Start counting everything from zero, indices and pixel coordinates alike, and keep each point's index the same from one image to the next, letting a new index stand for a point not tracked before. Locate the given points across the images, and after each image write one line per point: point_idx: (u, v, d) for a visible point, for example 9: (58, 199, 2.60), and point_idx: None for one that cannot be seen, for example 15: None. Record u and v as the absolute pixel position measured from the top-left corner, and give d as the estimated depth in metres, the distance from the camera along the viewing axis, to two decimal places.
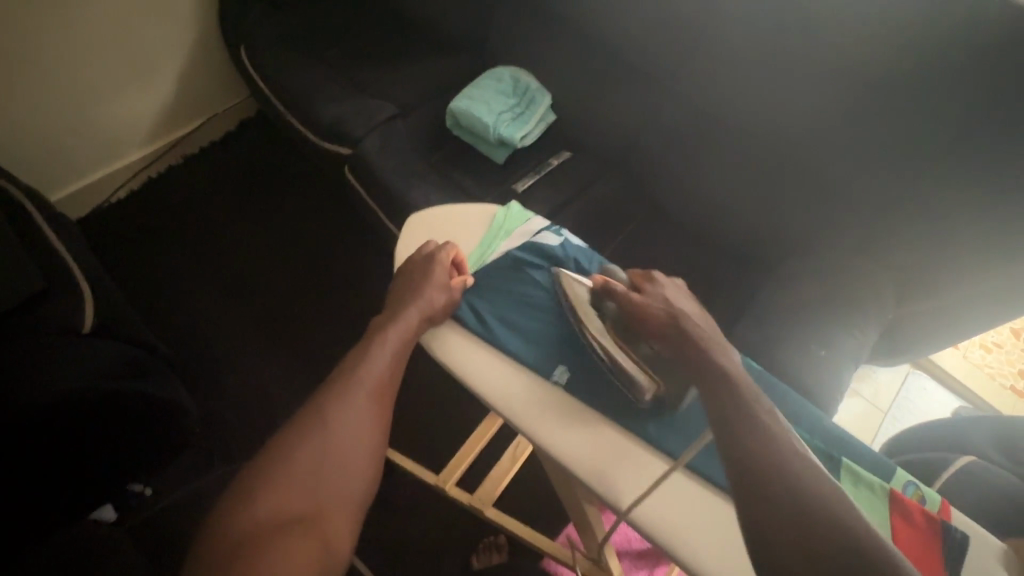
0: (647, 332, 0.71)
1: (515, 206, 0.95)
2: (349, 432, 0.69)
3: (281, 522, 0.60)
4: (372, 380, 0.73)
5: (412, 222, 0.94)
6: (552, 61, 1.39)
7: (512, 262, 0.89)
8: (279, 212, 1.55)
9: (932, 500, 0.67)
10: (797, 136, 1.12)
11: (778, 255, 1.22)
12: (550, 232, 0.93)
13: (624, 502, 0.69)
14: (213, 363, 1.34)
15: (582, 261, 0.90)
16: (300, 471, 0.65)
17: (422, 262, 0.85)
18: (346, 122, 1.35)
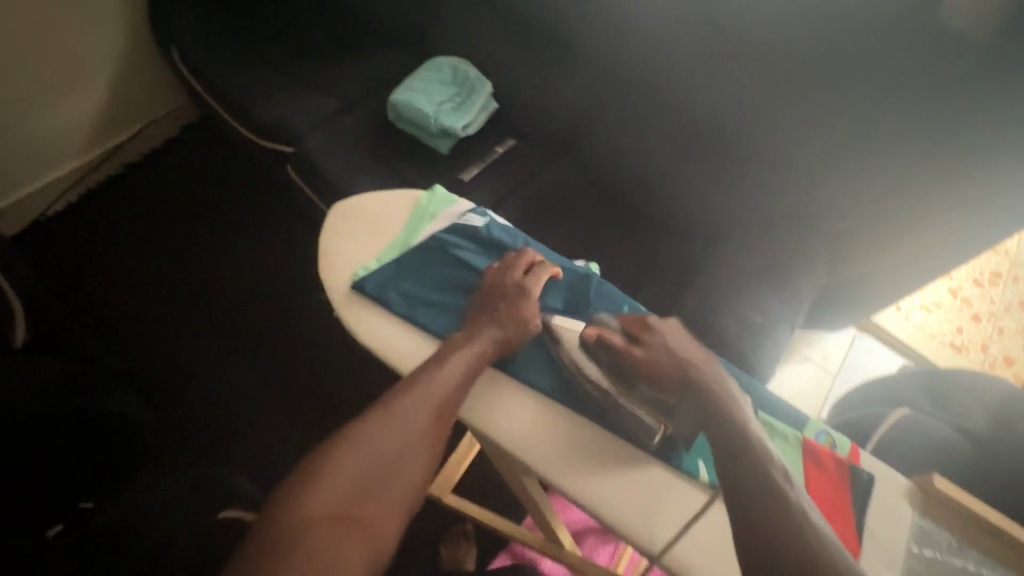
0: (648, 381, 0.75)
1: (439, 188, 0.94)
2: (410, 439, 0.68)
3: (334, 515, 0.61)
4: (437, 400, 0.72)
5: (338, 208, 0.92)
6: (491, 52, 1.39)
7: (438, 244, 0.89)
8: (229, 216, 1.52)
9: (842, 445, 0.74)
10: (726, 119, 1.17)
11: (719, 229, 1.25)
12: (474, 213, 0.93)
13: (659, 549, 0.71)
14: (172, 373, 1.31)
15: (507, 239, 0.90)
16: (356, 468, 0.65)
17: (513, 290, 0.82)
18: (289, 119, 1.32)
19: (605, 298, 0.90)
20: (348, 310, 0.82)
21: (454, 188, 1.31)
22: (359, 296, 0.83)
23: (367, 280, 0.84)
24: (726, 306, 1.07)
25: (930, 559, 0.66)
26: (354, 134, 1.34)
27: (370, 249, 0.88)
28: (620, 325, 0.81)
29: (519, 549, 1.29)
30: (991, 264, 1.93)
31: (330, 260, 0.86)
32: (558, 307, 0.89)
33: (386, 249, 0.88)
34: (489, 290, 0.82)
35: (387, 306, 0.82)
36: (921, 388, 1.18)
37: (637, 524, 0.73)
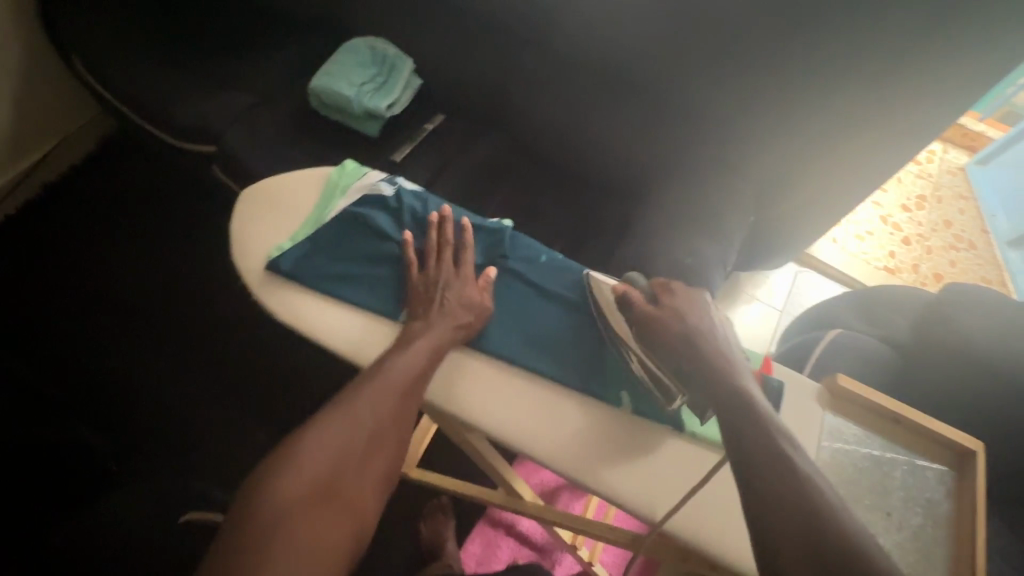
0: (665, 342, 0.73)
1: (348, 162, 0.92)
2: (386, 413, 0.70)
3: (313, 494, 0.62)
4: (403, 379, 0.73)
5: (247, 194, 0.89)
6: (406, 29, 1.37)
7: (351, 218, 0.87)
8: (162, 226, 1.48)
9: (756, 358, 0.78)
10: (643, 67, 1.19)
11: (649, 180, 1.28)
12: (384, 182, 0.91)
13: (659, 516, 0.73)
14: (125, 394, 1.28)
15: (419, 206, 0.89)
16: (330, 449, 0.66)
17: (451, 276, 0.83)
18: (204, 116, 1.28)
19: (524, 249, 0.92)
20: (265, 292, 0.81)
21: (387, 169, 1.30)
22: (277, 278, 0.82)
23: (282, 259, 0.82)
24: (661, 251, 1.10)
25: (840, 449, 0.71)
26: (276, 125, 1.31)
27: (283, 229, 0.86)
28: (648, 285, 0.80)
29: (497, 515, 1.32)
30: (914, 189, 2.03)
31: (243, 245, 0.84)
32: (479, 263, 0.90)
33: (299, 227, 0.86)
34: (428, 282, 0.82)
35: (304, 283, 0.81)
36: (850, 307, 1.25)
37: (640, 493, 0.74)
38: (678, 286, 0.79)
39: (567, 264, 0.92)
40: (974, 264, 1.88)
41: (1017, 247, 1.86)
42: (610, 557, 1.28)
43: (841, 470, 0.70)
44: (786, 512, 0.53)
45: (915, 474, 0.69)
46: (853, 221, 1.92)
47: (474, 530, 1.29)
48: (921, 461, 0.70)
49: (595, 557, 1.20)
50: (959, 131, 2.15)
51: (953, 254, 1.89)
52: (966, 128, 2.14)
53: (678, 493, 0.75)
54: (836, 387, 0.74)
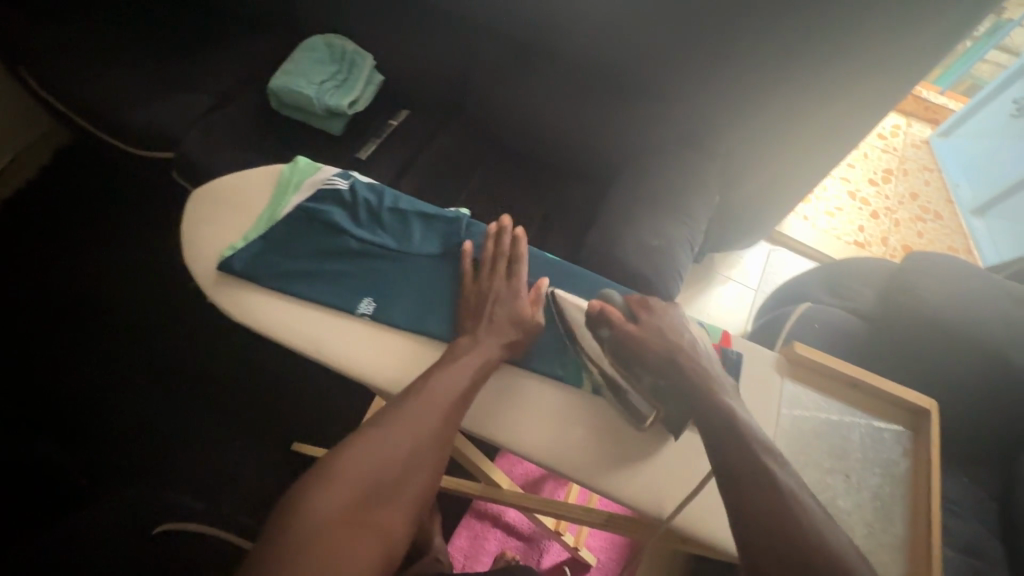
0: (644, 361, 0.71)
1: (300, 158, 0.88)
2: (427, 433, 0.64)
3: (345, 517, 0.56)
4: (444, 397, 0.67)
5: (195, 197, 0.84)
6: (364, 24, 1.36)
7: (305, 215, 0.83)
8: (126, 237, 1.45)
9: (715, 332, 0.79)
10: (600, 53, 1.19)
11: (614, 165, 1.29)
12: (338, 176, 0.87)
13: (667, 512, 0.71)
14: (95, 410, 1.24)
15: (374, 198, 0.86)
16: (366, 470, 0.60)
17: (506, 290, 0.77)
18: (160, 122, 1.26)
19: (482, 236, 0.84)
20: (219, 293, 0.76)
21: (352, 167, 1.29)
22: (229, 277, 0.77)
23: (235, 257, 0.77)
24: (628, 234, 1.11)
25: (798, 416, 0.73)
26: (236, 127, 1.29)
27: (235, 227, 0.81)
28: (623, 301, 0.77)
29: (483, 507, 1.32)
30: (881, 163, 2.07)
31: (192, 244, 0.80)
32: (435, 252, 0.82)
33: (252, 225, 0.82)
34: (478, 294, 0.77)
35: (260, 281, 0.76)
36: (817, 282, 1.27)
37: (649, 491, 0.72)
38: (654, 302, 0.76)
39: (532, 252, 0.91)
40: (941, 233, 1.92)
41: (981, 214, 1.90)
42: (596, 541, 1.30)
43: (799, 437, 0.71)
44: (756, 499, 0.56)
45: (873, 436, 0.70)
46: (822, 198, 1.95)
47: (460, 524, 1.28)
48: (879, 423, 0.72)
49: (581, 541, 1.20)
50: (921, 105, 2.20)
51: (921, 225, 1.93)
52: (928, 101, 2.17)
53: (675, 489, 0.73)
54: (794, 356, 0.75)
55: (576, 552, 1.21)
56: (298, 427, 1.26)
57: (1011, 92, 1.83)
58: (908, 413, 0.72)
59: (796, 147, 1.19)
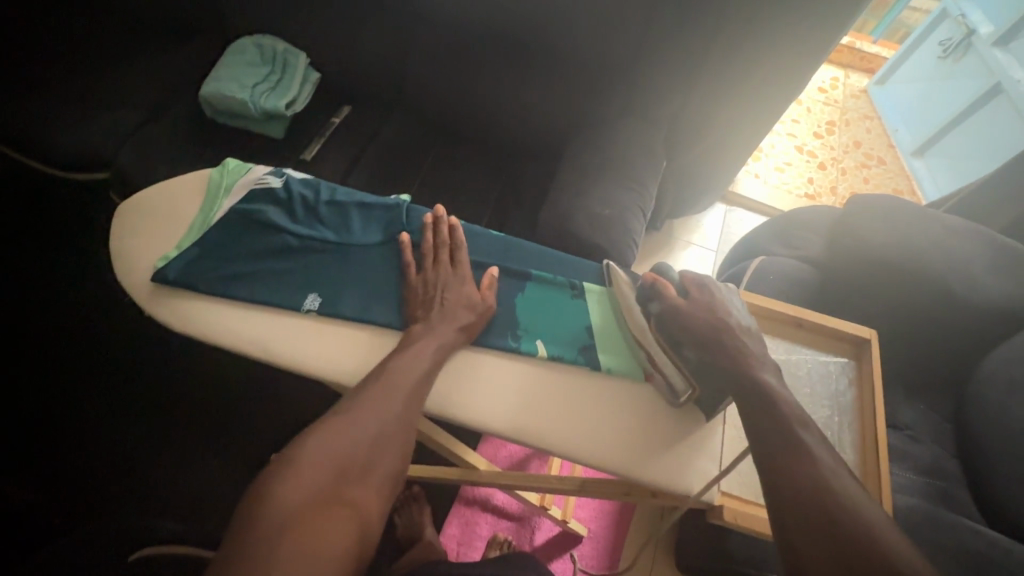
0: (689, 338, 0.70)
1: (229, 160, 0.85)
2: (393, 413, 0.65)
3: (319, 499, 0.56)
4: (406, 380, 0.68)
5: (123, 210, 0.81)
6: (292, 21, 1.33)
7: (241, 217, 0.81)
8: (69, 264, 1.39)
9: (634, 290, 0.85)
10: (534, 27, 1.18)
11: (561, 139, 1.29)
12: (271, 175, 0.85)
13: (696, 490, 0.70)
14: (54, 448, 1.19)
15: (311, 193, 0.84)
16: (334, 452, 0.60)
17: (452, 280, 0.78)
18: (88, 140, 1.20)
19: (423, 221, 0.84)
20: (157, 306, 0.74)
21: (298, 169, 1.26)
22: (166, 288, 0.75)
23: (168, 267, 0.75)
24: (580, 205, 1.11)
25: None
26: (171, 139, 1.25)
27: (166, 238, 0.79)
28: (681, 276, 0.75)
29: (471, 494, 1.32)
30: (824, 116, 2.13)
31: (123, 259, 0.77)
32: (379, 240, 0.82)
33: (185, 234, 0.79)
34: (426, 286, 0.77)
35: (198, 289, 0.74)
36: (768, 235, 1.31)
37: (671, 470, 0.71)
38: (711, 280, 0.74)
39: (475, 230, 0.88)
40: (885, 177, 1.98)
41: (921, 156, 1.96)
42: (586, 512, 1.31)
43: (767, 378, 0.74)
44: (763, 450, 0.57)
45: (821, 369, 0.75)
46: (771, 155, 2.00)
47: (450, 514, 1.28)
48: (825, 356, 0.77)
49: (569, 513, 1.22)
50: (858, 55, 2.26)
51: (866, 172, 1.99)
52: (863, 51, 2.23)
53: (657, 448, 0.72)
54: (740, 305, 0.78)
55: (565, 524, 1.22)
56: (275, 437, 1.24)
57: (938, 35, 1.89)
58: (852, 346, 0.78)
59: (737, 103, 1.21)
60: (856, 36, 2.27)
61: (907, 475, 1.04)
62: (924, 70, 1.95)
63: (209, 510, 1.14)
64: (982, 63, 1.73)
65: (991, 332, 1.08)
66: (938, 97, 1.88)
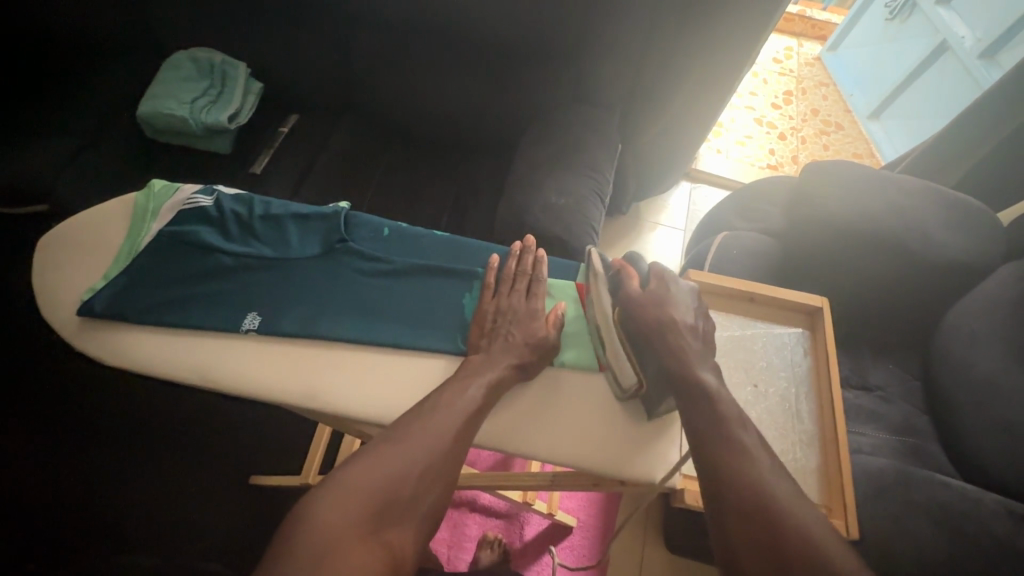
0: (640, 332, 0.69)
1: (154, 182, 0.82)
2: (442, 449, 0.59)
3: (353, 532, 0.51)
4: (467, 401, 0.64)
5: (46, 242, 0.77)
6: (228, 33, 1.29)
7: (170, 241, 0.78)
8: (18, 302, 1.34)
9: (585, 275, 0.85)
10: (475, 21, 1.16)
11: (515, 131, 1.28)
12: (200, 194, 0.82)
13: (659, 477, 0.69)
14: (17, 497, 1.14)
15: (243, 209, 0.82)
16: (380, 479, 0.55)
17: (523, 313, 0.74)
18: (22, 171, 1.15)
19: (362, 229, 0.83)
20: (85, 341, 0.71)
21: (248, 183, 1.23)
22: (94, 322, 0.72)
23: (94, 300, 0.72)
24: (537, 196, 1.09)
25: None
26: (111, 164, 1.20)
27: (92, 271, 0.76)
28: (650, 270, 0.74)
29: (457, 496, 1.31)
30: (781, 86, 2.14)
31: (46, 296, 0.73)
32: (317, 252, 0.80)
33: (111, 264, 0.76)
34: (497, 315, 0.74)
35: (127, 319, 0.71)
36: (730, 211, 1.33)
37: (630, 463, 0.70)
38: (675, 275, 0.72)
39: (417, 231, 0.84)
40: (844, 143, 2.00)
41: (877, 118, 1.98)
42: (573, 502, 1.31)
43: (722, 353, 0.74)
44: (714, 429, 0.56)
45: (774, 341, 0.76)
46: (731, 130, 2.01)
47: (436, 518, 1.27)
48: (778, 328, 0.77)
49: (554, 506, 1.21)
50: (809, 23, 2.27)
51: (826, 138, 2.01)
52: (814, 19, 2.25)
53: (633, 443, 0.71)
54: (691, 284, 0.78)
55: (552, 517, 1.21)
56: (250, 459, 1.22)
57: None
58: (806, 316, 0.78)
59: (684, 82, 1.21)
60: (806, 5, 2.28)
61: (877, 435, 1.06)
62: (873, 33, 1.97)
63: (186, 541, 1.12)
64: (927, 23, 1.75)
65: (948, 287, 1.10)
66: (889, 59, 1.90)
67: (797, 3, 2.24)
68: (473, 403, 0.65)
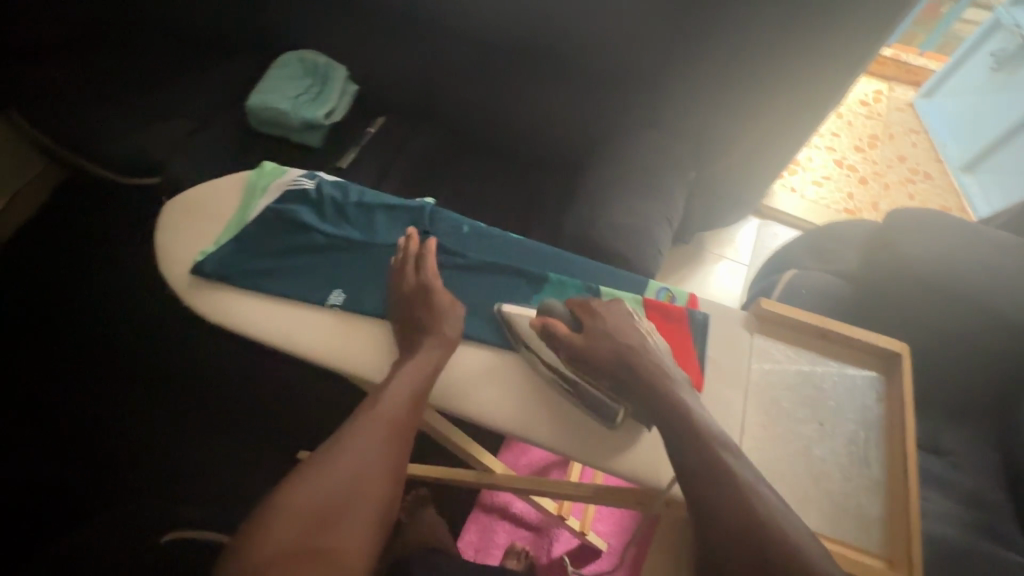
0: (601, 372, 0.70)
1: (265, 162, 0.90)
2: (375, 460, 0.63)
3: (296, 547, 0.56)
4: (394, 411, 0.67)
5: (170, 207, 0.86)
6: (334, 38, 1.40)
7: (273, 214, 0.86)
8: (124, 266, 1.49)
9: (681, 296, 0.81)
10: (564, 41, 1.21)
11: (588, 151, 1.31)
12: (303, 177, 0.90)
13: (665, 483, 0.72)
14: (101, 436, 1.26)
15: (339, 195, 0.89)
16: (317, 496, 0.59)
17: (414, 293, 0.77)
18: (144, 148, 1.28)
19: (443, 223, 0.88)
20: (194, 298, 0.78)
21: (334, 175, 1.32)
22: (202, 281, 0.79)
23: (206, 260, 0.80)
24: (604, 214, 1.11)
25: (769, 369, 0.74)
26: (221, 148, 1.33)
27: (204, 235, 0.84)
28: (567, 309, 0.75)
29: (491, 500, 1.31)
30: (866, 129, 2.06)
31: (165, 256, 0.82)
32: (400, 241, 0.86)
33: (221, 231, 0.84)
34: (411, 296, 0.76)
35: (231, 281, 0.79)
36: (801, 250, 1.29)
37: (632, 466, 0.73)
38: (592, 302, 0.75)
39: (494, 232, 0.89)
40: (933, 194, 1.90)
41: (971, 171, 1.87)
42: (605, 525, 1.29)
43: (783, 384, 0.73)
44: None
45: (845, 381, 0.73)
46: (809, 169, 1.95)
47: (467, 519, 1.28)
48: (850, 368, 0.74)
49: (587, 525, 1.20)
50: (903, 68, 2.18)
51: (911, 187, 1.91)
52: (909, 64, 2.16)
53: (610, 442, 0.74)
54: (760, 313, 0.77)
55: (584, 536, 1.19)
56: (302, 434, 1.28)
57: (991, 45, 1.80)
58: (882, 360, 0.75)
59: (768, 113, 1.20)
60: (901, 49, 2.19)
61: (946, 502, 0.98)
62: (975, 83, 1.87)
63: (237, 502, 1.20)
64: None
65: None
66: (991, 111, 1.79)
67: (892, 46, 2.16)
68: (396, 409, 0.67)
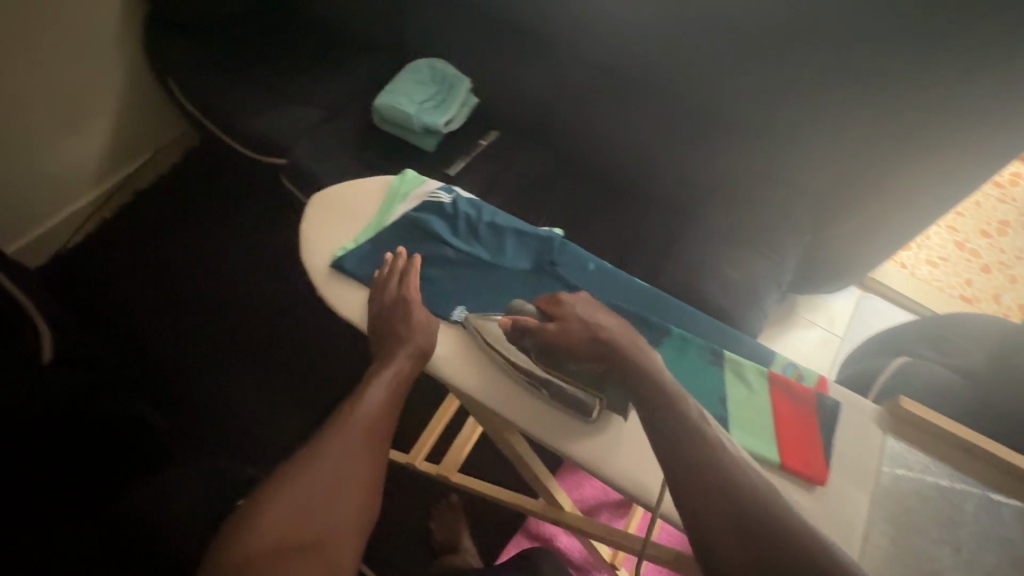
0: (581, 358, 0.71)
1: (408, 170, 0.95)
2: (351, 463, 0.68)
3: (281, 546, 0.62)
4: (368, 415, 0.71)
5: (315, 201, 0.92)
6: (463, 50, 1.45)
7: (410, 223, 0.90)
8: (238, 236, 1.61)
9: (811, 378, 0.82)
10: (691, 84, 1.19)
11: (695, 197, 1.28)
12: (441, 191, 0.94)
13: (654, 499, 0.69)
14: (200, 388, 1.39)
15: (474, 213, 0.92)
16: (295, 500, 0.65)
17: (389, 303, 0.79)
18: (275, 130, 1.38)
19: (570, 257, 0.89)
20: (328, 288, 0.83)
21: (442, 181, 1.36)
22: (339, 275, 0.84)
23: (345, 258, 0.85)
24: (709, 269, 1.15)
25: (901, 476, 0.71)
26: (342, 139, 1.41)
27: (343, 231, 0.89)
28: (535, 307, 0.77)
29: (536, 528, 1.29)
30: (996, 213, 1.89)
31: (305, 242, 0.87)
32: (528, 268, 0.88)
33: (360, 231, 0.89)
34: (393, 304, 0.79)
35: (363, 281, 0.83)
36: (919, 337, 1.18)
37: (635, 480, 0.71)
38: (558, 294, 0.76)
39: (617, 273, 0.89)
40: None
41: None
42: None
43: (914, 494, 0.69)
44: None
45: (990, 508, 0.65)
46: (924, 246, 1.81)
47: (509, 542, 1.27)
48: (996, 495, 0.67)
49: None
50: None
51: None
52: None
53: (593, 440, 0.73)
54: None
55: None
56: None
57: None
58: None
59: (900, 185, 1.13)
60: None
61: None
62: None
63: None
64: None
65: None
66: None
67: None
68: (373, 413, 0.72)
